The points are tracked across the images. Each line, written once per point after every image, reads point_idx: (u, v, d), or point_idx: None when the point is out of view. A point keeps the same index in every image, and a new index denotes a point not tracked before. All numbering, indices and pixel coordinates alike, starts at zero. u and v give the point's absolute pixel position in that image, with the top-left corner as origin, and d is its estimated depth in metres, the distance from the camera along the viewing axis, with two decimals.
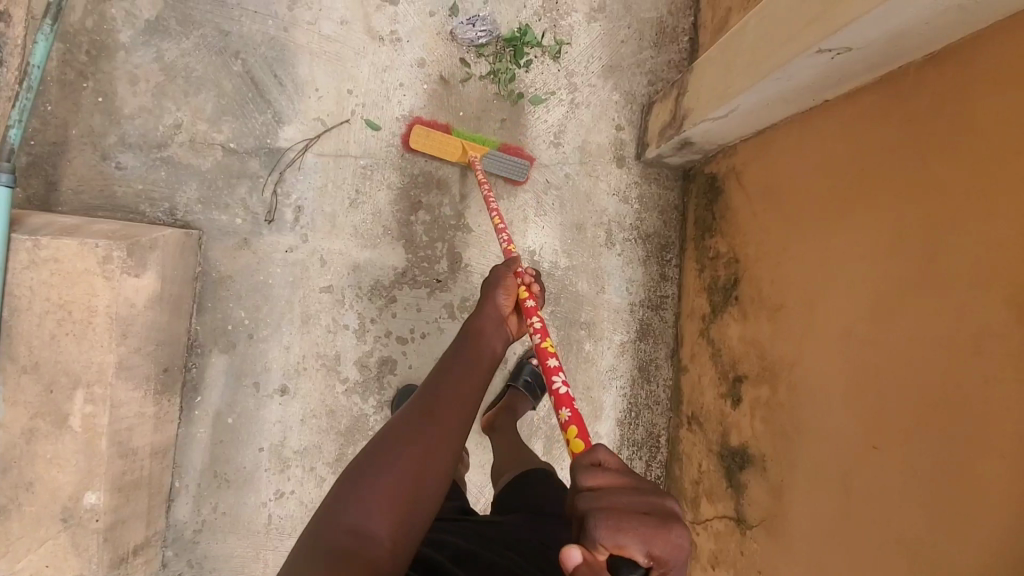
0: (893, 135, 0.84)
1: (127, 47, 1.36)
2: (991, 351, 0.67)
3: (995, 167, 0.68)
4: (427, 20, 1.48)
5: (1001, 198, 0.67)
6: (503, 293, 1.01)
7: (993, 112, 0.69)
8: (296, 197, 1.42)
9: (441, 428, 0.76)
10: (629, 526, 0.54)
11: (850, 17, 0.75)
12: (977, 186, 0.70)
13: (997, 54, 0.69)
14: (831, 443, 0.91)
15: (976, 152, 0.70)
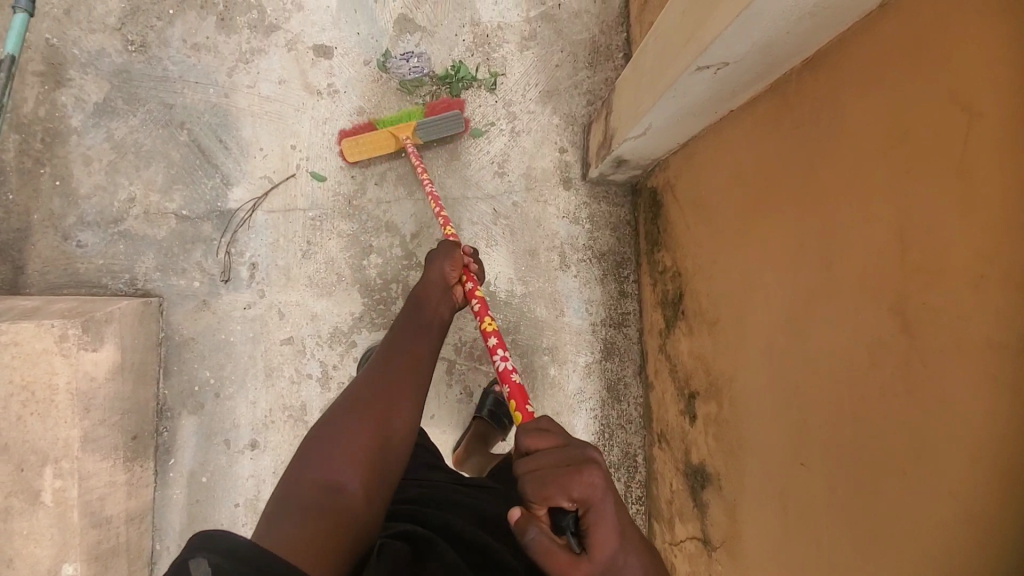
0: (788, 145, 0.84)
1: (79, 130, 1.44)
2: (884, 361, 0.66)
3: (864, 170, 0.68)
4: (360, 70, 1.52)
5: (871, 203, 0.67)
6: (449, 264, 1.08)
7: (858, 116, 0.70)
8: (250, 255, 1.46)
9: (399, 393, 0.87)
10: (541, 478, 0.63)
11: (716, 32, 0.77)
12: (852, 192, 0.70)
13: (862, 59, 0.70)
14: (768, 458, 0.90)
15: (847, 158, 0.71)
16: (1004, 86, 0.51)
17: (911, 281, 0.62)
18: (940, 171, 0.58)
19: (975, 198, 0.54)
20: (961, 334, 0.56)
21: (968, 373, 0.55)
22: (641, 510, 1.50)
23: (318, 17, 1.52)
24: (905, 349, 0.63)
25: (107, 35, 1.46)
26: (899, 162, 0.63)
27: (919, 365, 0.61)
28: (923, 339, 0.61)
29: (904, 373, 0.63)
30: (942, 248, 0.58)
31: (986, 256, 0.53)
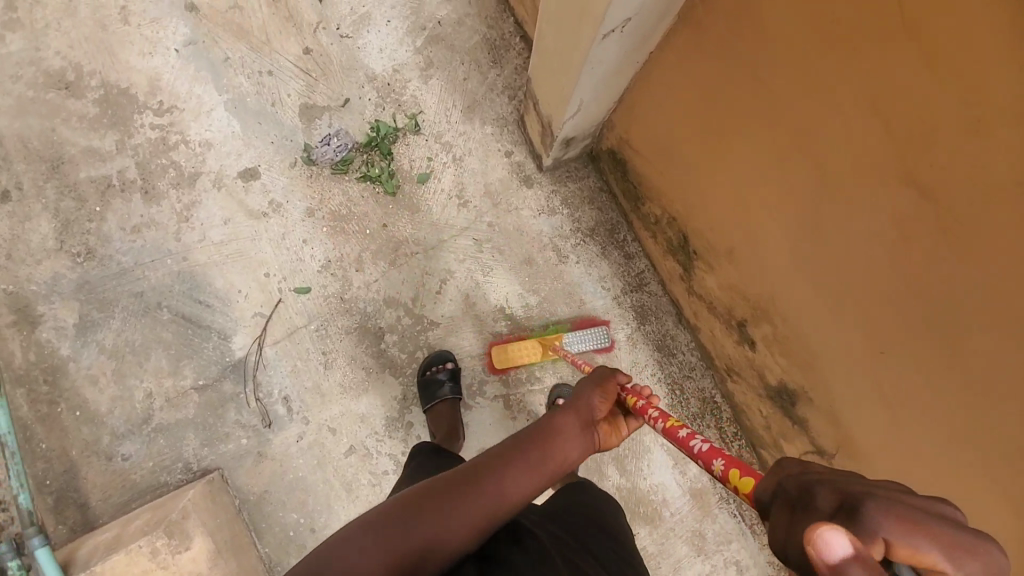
0: (724, 65, 0.81)
1: (73, 355, 1.44)
2: (919, 235, 0.63)
3: (813, 65, 0.66)
4: (291, 174, 1.50)
5: (835, 92, 0.65)
6: (601, 395, 0.83)
7: (781, 16, 0.67)
8: (278, 391, 1.45)
9: (472, 509, 0.68)
10: (923, 524, 0.40)
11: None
12: (809, 88, 0.68)
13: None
14: (847, 359, 0.87)
15: (791, 59, 0.68)
16: None
17: (911, 153, 0.59)
18: (889, 38, 0.55)
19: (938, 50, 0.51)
20: (985, 185, 0.53)
21: (1012, 219, 0.53)
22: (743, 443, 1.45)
23: (228, 145, 1.51)
24: (934, 217, 0.60)
25: (53, 259, 1.46)
26: (841, 42, 0.61)
27: (955, 228, 0.59)
28: (948, 203, 0.58)
29: (945, 239, 0.60)
30: (925, 110, 0.55)
31: (974, 103, 0.51)
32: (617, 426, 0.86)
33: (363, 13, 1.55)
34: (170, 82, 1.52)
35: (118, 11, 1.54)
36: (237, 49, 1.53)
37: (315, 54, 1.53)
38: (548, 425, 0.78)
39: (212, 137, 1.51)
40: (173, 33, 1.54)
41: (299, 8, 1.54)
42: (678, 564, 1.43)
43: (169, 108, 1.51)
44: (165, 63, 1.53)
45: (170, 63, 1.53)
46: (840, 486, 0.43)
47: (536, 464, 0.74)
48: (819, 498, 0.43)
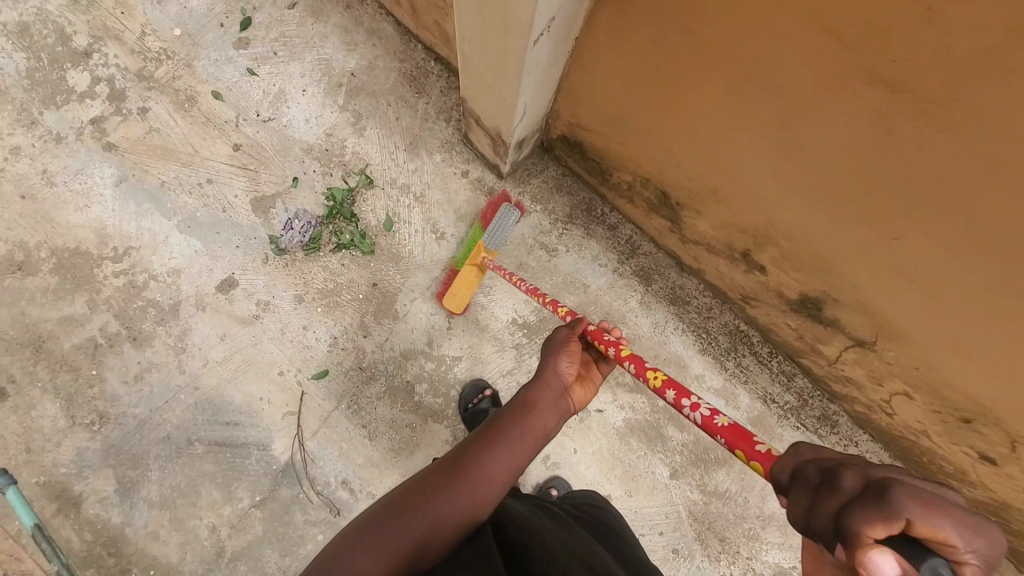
0: (663, 26, 0.83)
1: (126, 520, 1.41)
2: (899, 121, 0.66)
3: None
4: (267, 270, 1.48)
5: (777, 18, 0.68)
6: (566, 358, 0.89)
7: None
8: (336, 478, 1.42)
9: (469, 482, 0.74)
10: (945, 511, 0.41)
11: (528, 8, 0.75)
12: (751, 22, 0.71)
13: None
14: (859, 254, 0.90)
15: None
16: None
17: (869, 52, 0.62)
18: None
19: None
20: (947, 59, 0.57)
21: (988, 81, 0.56)
22: (783, 360, 1.45)
23: (196, 265, 1.48)
24: (910, 103, 0.64)
25: (71, 435, 1.43)
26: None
27: (932, 103, 0.62)
28: (918, 85, 0.61)
29: (925, 116, 0.64)
30: (873, 8, 0.59)
31: None
32: (588, 382, 0.93)
33: (276, 92, 1.53)
34: (117, 226, 1.49)
35: (41, 176, 1.50)
36: (168, 170, 1.50)
37: (245, 147, 1.51)
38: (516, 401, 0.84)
39: (178, 263, 1.48)
40: (102, 177, 1.51)
41: (214, 110, 1.52)
42: (767, 492, 1.44)
43: (125, 251, 1.48)
44: (106, 209, 1.49)
45: (110, 207, 1.50)
46: (864, 467, 0.46)
47: (521, 436, 0.80)
48: (844, 479, 0.46)
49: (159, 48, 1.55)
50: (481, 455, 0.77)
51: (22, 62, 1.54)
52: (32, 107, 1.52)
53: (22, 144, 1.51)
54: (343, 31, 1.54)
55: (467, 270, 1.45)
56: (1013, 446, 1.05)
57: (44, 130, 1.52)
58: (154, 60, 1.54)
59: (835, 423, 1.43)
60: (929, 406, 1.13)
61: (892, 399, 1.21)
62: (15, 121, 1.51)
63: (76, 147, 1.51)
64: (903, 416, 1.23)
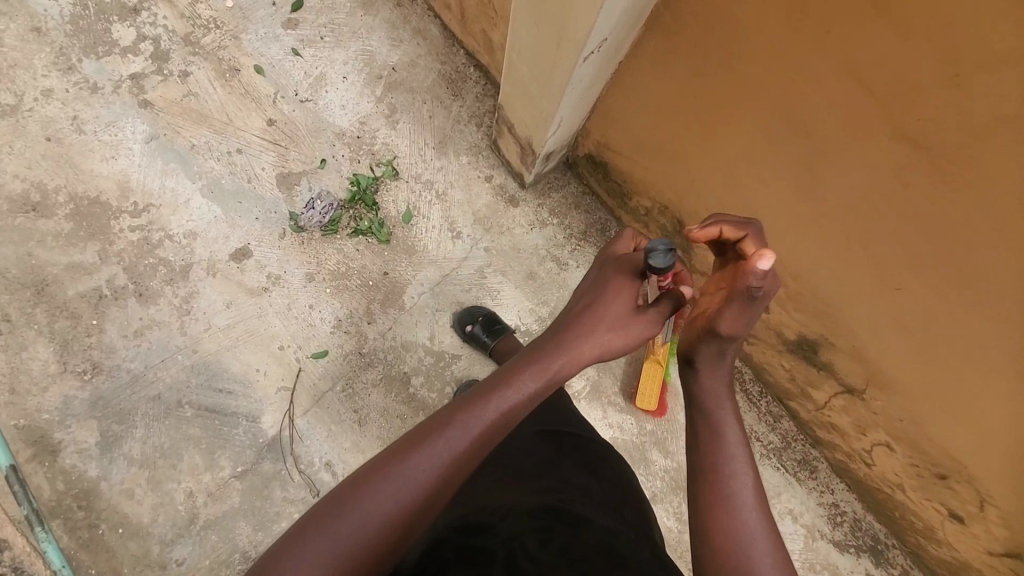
0: (702, 61, 0.86)
1: (103, 474, 1.40)
2: (917, 179, 0.70)
3: (788, 46, 0.72)
4: (283, 244, 1.50)
5: (811, 70, 0.71)
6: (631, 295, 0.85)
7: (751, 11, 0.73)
8: (319, 459, 1.42)
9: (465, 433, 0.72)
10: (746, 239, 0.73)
11: (586, 28, 0.80)
12: (787, 67, 0.74)
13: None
14: (862, 300, 0.93)
15: (765, 45, 0.75)
16: None
17: (897, 110, 0.66)
18: (861, 17, 0.62)
19: (910, 19, 0.58)
20: (968, 125, 0.61)
21: (1002, 149, 0.60)
22: (771, 400, 1.48)
23: (214, 230, 1.49)
24: (929, 162, 0.67)
25: (60, 382, 1.43)
26: (818, 26, 0.67)
27: (949, 165, 0.65)
28: (939, 145, 0.65)
29: (940, 175, 0.67)
30: (904, 68, 0.62)
31: (952, 58, 0.58)
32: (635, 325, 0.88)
33: (317, 75, 1.55)
34: (140, 181, 1.50)
35: (70, 122, 1.51)
36: (200, 134, 1.52)
37: (279, 124, 1.53)
38: (560, 333, 0.82)
39: (196, 226, 1.49)
40: (132, 132, 1.51)
41: (254, 83, 1.54)
42: None
43: (145, 207, 1.49)
44: (131, 163, 1.50)
45: (137, 163, 1.50)
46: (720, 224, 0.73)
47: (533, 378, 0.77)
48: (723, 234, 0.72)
49: (209, 16, 1.56)
50: (508, 386, 0.76)
51: (67, 7, 1.55)
52: (72, 52, 1.53)
53: (55, 87, 1.51)
54: (390, 27, 1.58)
55: (647, 361, 1.47)
56: (982, 506, 1.09)
57: (81, 77, 1.52)
58: (203, 27, 1.56)
59: (814, 468, 1.46)
60: (908, 459, 1.16)
61: (873, 449, 1.24)
62: (52, 63, 1.52)
63: (110, 99, 1.52)
64: (881, 467, 1.27)
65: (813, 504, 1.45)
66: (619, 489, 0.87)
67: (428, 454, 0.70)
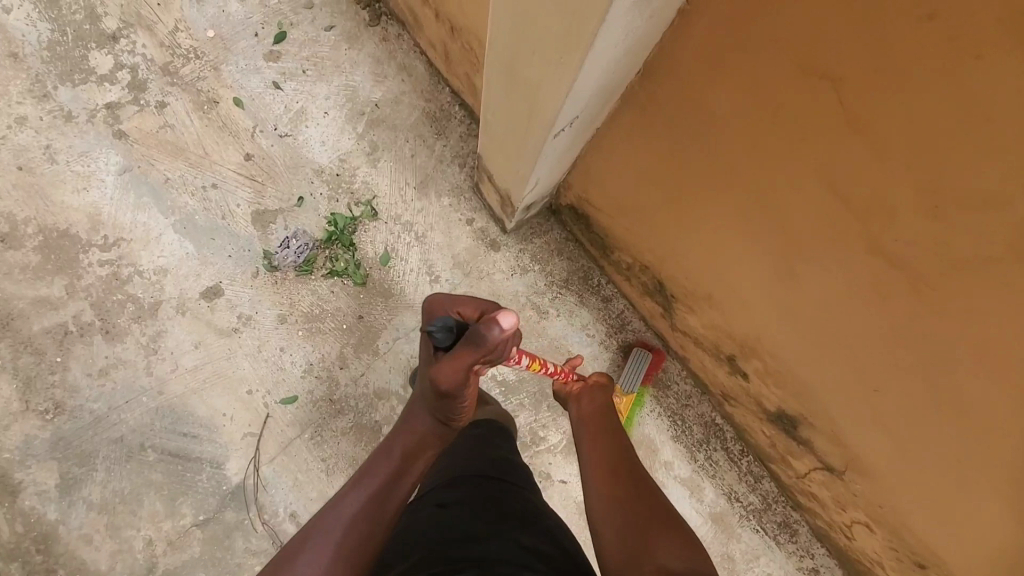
0: (676, 143, 0.81)
1: (61, 517, 1.36)
2: (896, 293, 0.65)
3: (763, 145, 0.67)
4: (255, 284, 1.45)
5: (787, 170, 0.66)
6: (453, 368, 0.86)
7: (724, 105, 0.68)
8: (283, 509, 1.38)
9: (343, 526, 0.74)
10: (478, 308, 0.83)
11: (554, 110, 0.75)
12: (762, 165, 0.69)
13: (693, 57, 0.67)
14: (840, 393, 0.88)
15: (739, 139, 0.69)
16: (854, 44, 0.50)
17: (875, 228, 0.61)
18: (837, 132, 0.57)
19: (891, 143, 0.53)
20: (949, 256, 0.56)
21: (985, 283, 0.55)
22: (752, 460, 1.43)
23: (185, 268, 1.45)
24: (909, 282, 0.62)
25: (22, 421, 1.39)
26: (793, 132, 0.62)
27: (927, 287, 0.61)
28: (919, 269, 0.60)
29: (919, 294, 0.63)
30: (883, 188, 0.57)
31: (933, 189, 0.53)
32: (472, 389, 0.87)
33: (297, 110, 1.51)
34: (112, 215, 1.46)
35: (42, 151, 1.47)
36: (175, 168, 1.48)
37: (257, 159, 1.49)
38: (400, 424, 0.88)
39: (167, 262, 1.45)
40: (106, 163, 1.48)
41: (233, 116, 1.50)
42: None
43: (115, 242, 1.45)
44: (104, 196, 1.46)
45: (109, 196, 1.47)
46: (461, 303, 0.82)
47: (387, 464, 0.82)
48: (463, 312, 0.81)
49: (190, 45, 1.52)
50: (369, 475, 0.80)
51: (44, 32, 1.50)
52: (47, 79, 1.49)
53: (29, 114, 1.47)
54: (375, 62, 1.53)
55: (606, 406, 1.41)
56: None
57: (56, 105, 1.48)
58: (182, 57, 1.52)
59: (794, 532, 1.41)
60: (887, 543, 1.11)
61: (853, 526, 1.19)
62: (27, 90, 1.48)
63: (85, 128, 1.48)
64: (861, 543, 1.22)
65: (792, 569, 1.40)
66: (532, 512, 0.85)
67: (310, 545, 0.72)
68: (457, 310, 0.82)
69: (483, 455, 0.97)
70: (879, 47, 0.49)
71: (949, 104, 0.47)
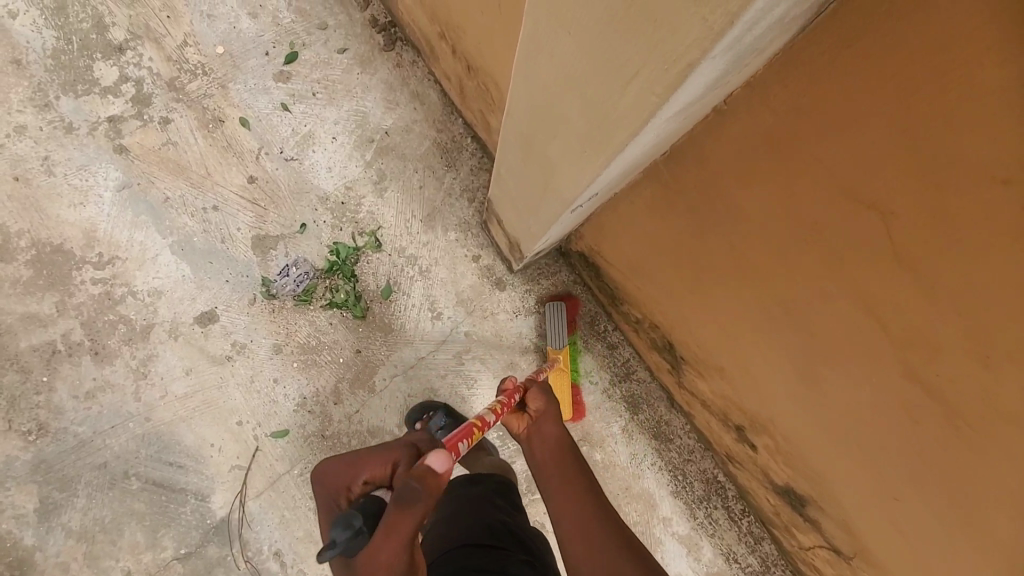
0: (699, 228, 0.77)
1: (38, 543, 1.32)
2: (926, 418, 0.62)
3: (794, 254, 0.63)
4: (252, 311, 1.41)
5: (819, 282, 0.63)
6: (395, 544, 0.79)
7: (755, 208, 0.65)
8: (268, 546, 1.34)
9: None
10: (376, 459, 0.83)
11: (576, 190, 0.72)
12: (791, 271, 0.66)
13: (727, 156, 0.64)
14: (852, 491, 0.85)
15: (768, 243, 0.66)
16: (907, 185, 0.47)
17: (912, 355, 0.58)
18: (879, 260, 0.54)
19: (937, 283, 0.50)
20: (991, 400, 0.53)
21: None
22: (753, 521, 1.39)
23: (180, 291, 1.41)
24: (943, 412, 0.59)
25: (4, 441, 1.35)
26: (829, 249, 0.59)
27: (962, 421, 0.58)
28: (957, 404, 0.57)
29: (953, 426, 0.59)
30: (925, 322, 0.54)
31: (980, 336, 0.50)
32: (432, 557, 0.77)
33: (305, 133, 1.47)
34: (108, 232, 1.42)
35: (40, 162, 1.43)
36: (176, 187, 1.44)
37: (260, 182, 1.45)
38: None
39: (162, 284, 1.41)
40: (105, 178, 1.43)
41: (238, 137, 1.46)
42: None
43: (110, 260, 1.41)
44: (101, 212, 1.42)
45: (105, 213, 1.42)
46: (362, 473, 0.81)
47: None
48: (370, 474, 0.81)
49: (198, 61, 1.48)
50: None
51: (49, 40, 1.46)
52: (50, 88, 1.44)
53: (29, 123, 1.43)
54: (387, 88, 1.49)
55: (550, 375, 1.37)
56: None
57: (57, 116, 1.44)
58: (189, 73, 1.47)
59: None
60: None
61: None
62: (28, 98, 1.44)
63: (85, 141, 1.44)
64: None
65: None
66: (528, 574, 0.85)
67: None
68: (368, 477, 0.80)
69: (481, 513, 0.96)
70: (933, 192, 0.46)
71: (1008, 263, 0.44)
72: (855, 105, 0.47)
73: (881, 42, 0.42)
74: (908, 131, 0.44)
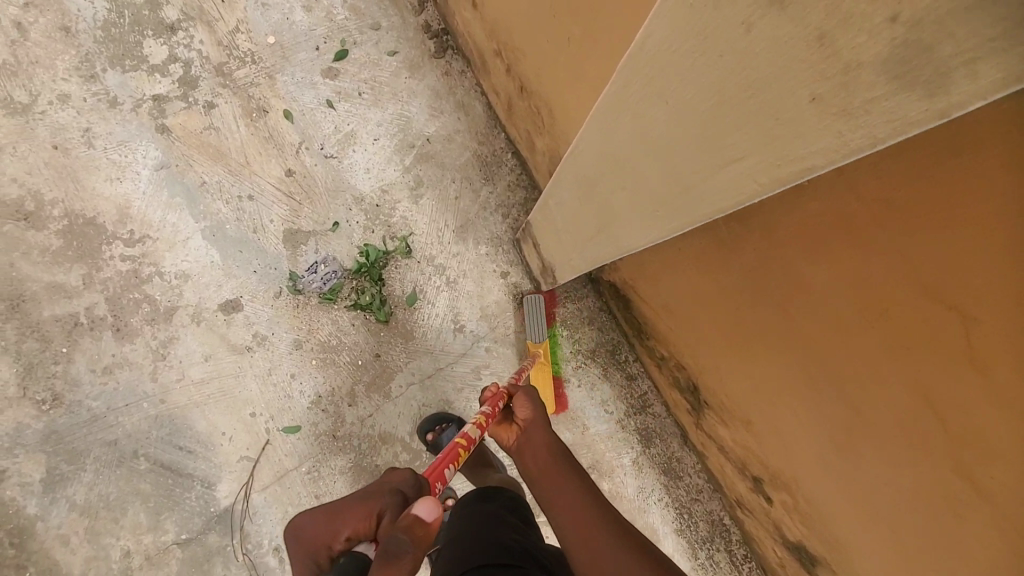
0: (752, 290, 0.77)
1: (41, 514, 1.32)
2: (972, 517, 0.61)
3: (856, 333, 0.63)
4: (276, 305, 1.41)
5: (880, 364, 0.62)
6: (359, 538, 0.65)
7: (821, 283, 0.64)
8: (269, 540, 1.35)
9: None
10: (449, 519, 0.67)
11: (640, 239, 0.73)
12: (849, 349, 0.65)
13: (800, 227, 0.64)
14: (875, 565, 0.84)
15: (829, 318, 0.66)
16: (992, 297, 0.47)
17: (968, 454, 0.57)
18: (949, 358, 0.54)
19: (1009, 394, 0.50)
20: None
21: None
22: (754, 567, 1.38)
23: (207, 276, 1.41)
24: (989, 515, 0.58)
25: (17, 407, 1.35)
26: (897, 335, 0.58)
27: (1010, 529, 0.57)
28: (1008, 512, 0.56)
29: (999, 531, 0.58)
30: (988, 427, 0.53)
31: None
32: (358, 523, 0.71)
33: (347, 132, 1.47)
34: (141, 210, 1.42)
35: (81, 133, 1.43)
36: (213, 172, 1.44)
37: (298, 176, 1.45)
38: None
39: (190, 267, 1.41)
40: (144, 156, 1.43)
41: (280, 129, 1.46)
42: None
43: (140, 238, 1.41)
44: (136, 189, 1.42)
45: (141, 191, 1.42)
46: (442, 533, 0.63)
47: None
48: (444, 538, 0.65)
49: (248, 49, 1.47)
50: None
51: (101, 12, 1.45)
52: (97, 60, 1.44)
53: (73, 93, 1.43)
54: (433, 95, 1.49)
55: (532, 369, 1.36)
56: None
57: (102, 88, 1.44)
58: (238, 60, 1.47)
59: None
60: None
61: None
62: (74, 68, 1.43)
63: (128, 117, 1.44)
64: None
65: None
66: None
67: None
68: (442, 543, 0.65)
69: (495, 534, 0.93)
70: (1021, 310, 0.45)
71: None
72: (949, 211, 0.47)
73: (987, 162, 0.42)
74: (1001, 250, 0.44)
